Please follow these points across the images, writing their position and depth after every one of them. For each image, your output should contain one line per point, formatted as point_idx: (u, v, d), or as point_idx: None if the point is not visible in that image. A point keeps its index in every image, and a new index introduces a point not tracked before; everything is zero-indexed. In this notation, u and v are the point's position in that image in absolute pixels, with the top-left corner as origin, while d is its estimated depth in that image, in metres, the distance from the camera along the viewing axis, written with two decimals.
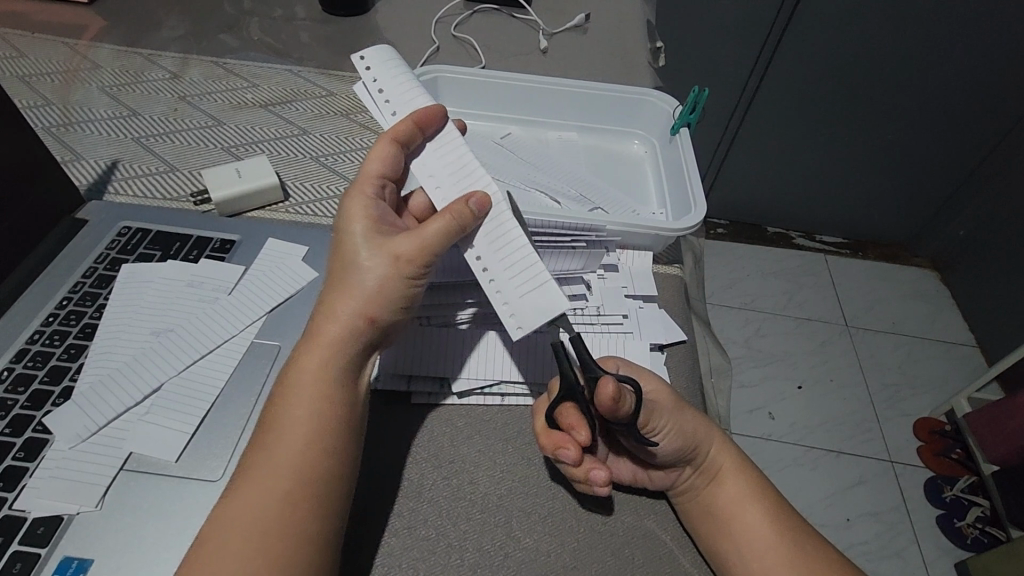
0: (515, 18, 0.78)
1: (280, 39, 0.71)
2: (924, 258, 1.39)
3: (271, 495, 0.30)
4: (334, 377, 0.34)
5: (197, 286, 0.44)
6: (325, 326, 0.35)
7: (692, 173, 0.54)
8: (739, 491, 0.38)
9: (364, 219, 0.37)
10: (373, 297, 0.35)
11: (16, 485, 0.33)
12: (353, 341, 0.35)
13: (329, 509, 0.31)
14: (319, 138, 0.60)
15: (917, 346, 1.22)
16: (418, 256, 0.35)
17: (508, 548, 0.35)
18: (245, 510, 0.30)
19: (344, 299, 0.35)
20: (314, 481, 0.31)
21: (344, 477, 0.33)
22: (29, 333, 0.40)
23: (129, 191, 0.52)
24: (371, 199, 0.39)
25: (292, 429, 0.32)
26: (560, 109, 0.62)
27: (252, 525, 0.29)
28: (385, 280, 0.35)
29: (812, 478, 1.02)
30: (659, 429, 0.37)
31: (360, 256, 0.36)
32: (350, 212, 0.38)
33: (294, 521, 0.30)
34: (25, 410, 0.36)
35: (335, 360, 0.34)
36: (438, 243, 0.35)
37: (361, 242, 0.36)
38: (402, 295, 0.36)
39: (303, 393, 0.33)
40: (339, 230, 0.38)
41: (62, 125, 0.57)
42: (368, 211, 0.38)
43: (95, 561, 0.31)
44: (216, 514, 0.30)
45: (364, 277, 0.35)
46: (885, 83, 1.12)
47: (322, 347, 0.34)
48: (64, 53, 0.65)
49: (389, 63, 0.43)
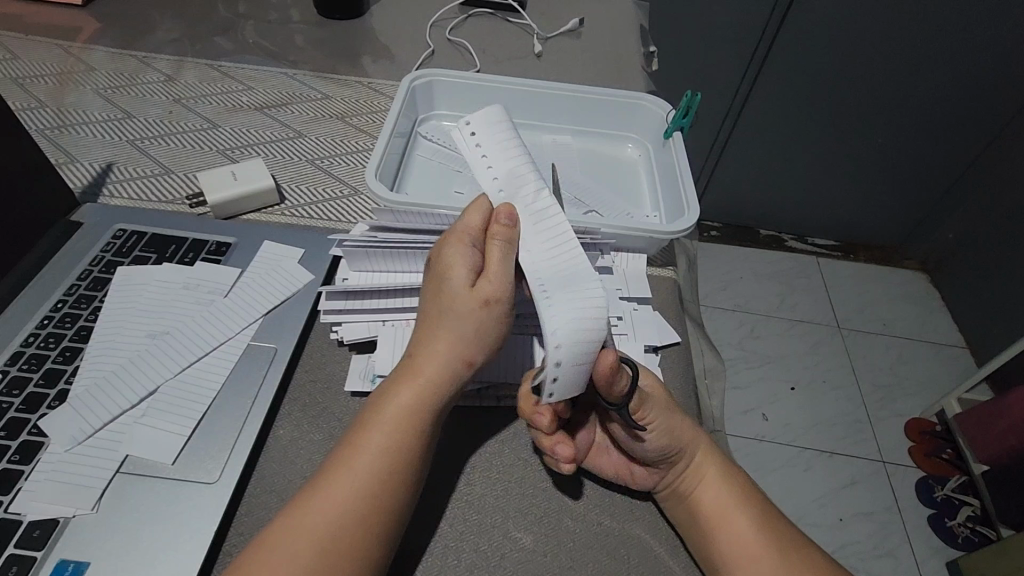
0: (510, 23, 0.79)
1: (274, 42, 0.71)
2: (914, 260, 1.40)
3: (342, 518, 0.31)
4: (426, 412, 0.34)
5: (194, 288, 0.44)
6: (424, 365, 0.35)
7: (686, 175, 0.54)
8: (723, 496, 0.38)
9: (459, 271, 0.35)
10: (471, 341, 0.35)
11: (12, 488, 0.33)
12: (451, 385, 0.35)
13: (392, 534, 0.32)
14: (315, 141, 0.60)
15: (908, 346, 1.24)
16: (504, 290, 0.35)
17: (505, 550, 0.36)
18: (315, 532, 0.30)
19: (446, 343, 0.35)
20: (385, 507, 0.32)
21: (409, 500, 0.33)
22: (23, 336, 0.40)
23: (124, 193, 0.52)
24: (467, 245, 0.36)
25: (372, 453, 0.33)
26: (555, 113, 0.62)
27: (321, 544, 0.30)
28: (488, 326, 0.35)
29: (805, 478, 1.03)
30: (651, 421, 0.37)
31: (456, 306, 0.35)
32: (448, 261, 0.36)
33: (368, 546, 0.31)
34: (20, 413, 0.36)
35: (433, 395, 0.34)
36: (509, 265, 0.35)
37: (456, 295, 0.35)
38: (496, 337, 0.36)
39: (386, 415, 0.34)
40: (437, 281, 0.36)
41: (56, 127, 0.57)
42: (462, 263, 0.35)
43: (91, 564, 0.31)
44: (282, 528, 0.31)
45: (461, 328, 0.35)
46: (873, 89, 1.13)
47: (421, 390, 0.34)
48: (58, 55, 0.65)
49: (505, 138, 0.41)
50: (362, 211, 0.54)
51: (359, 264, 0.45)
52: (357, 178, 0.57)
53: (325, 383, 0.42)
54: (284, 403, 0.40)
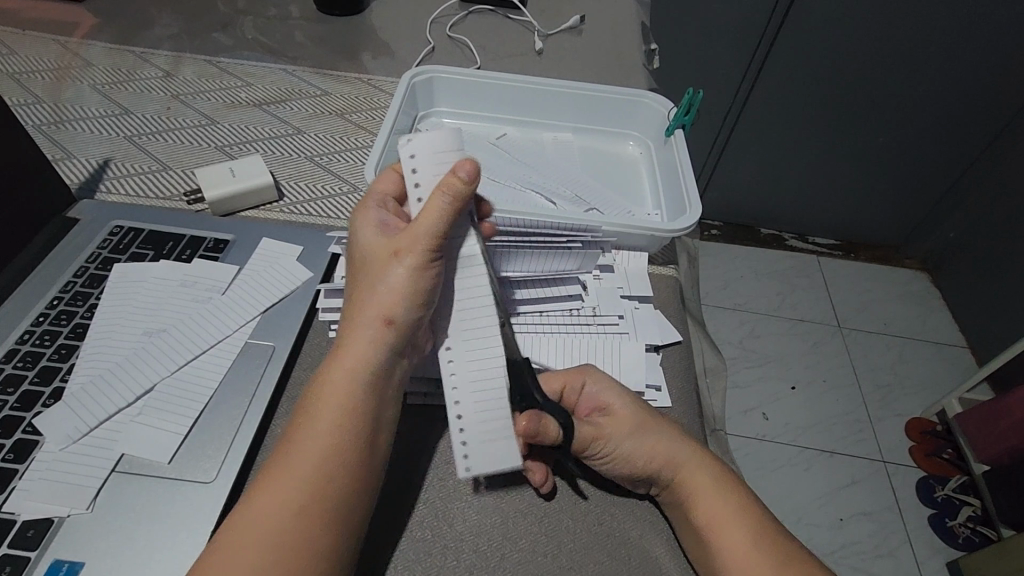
0: (510, 19, 0.78)
1: (274, 38, 0.70)
2: (914, 259, 1.40)
3: (279, 510, 0.30)
4: (358, 386, 0.33)
5: (191, 286, 0.43)
6: (350, 340, 0.34)
7: (687, 172, 0.54)
8: (728, 506, 0.37)
9: (370, 229, 0.37)
10: (387, 296, 0.34)
11: (5, 487, 0.32)
12: (375, 347, 0.33)
13: (339, 528, 0.31)
14: (314, 138, 0.59)
15: (909, 346, 1.24)
16: (423, 243, 0.34)
17: (505, 551, 0.35)
18: (253, 525, 0.30)
19: (362, 307, 0.34)
20: (330, 504, 0.31)
21: (356, 492, 0.32)
22: (18, 334, 0.39)
23: (121, 190, 0.51)
24: (374, 208, 0.38)
25: (311, 445, 0.32)
26: (555, 110, 0.62)
27: (259, 536, 0.29)
28: (399, 277, 0.34)
29: (805, 478, 1.03)
30: (612, 446, 0.38)
31: (371, 263, 0.35)
32: (357, 226, 0.38)
33: (308, 540, 0.30)
34: (14, 411, 0.35)
35: (359, 371, 0.33)
36: (433, 221, 0.34)
37: (372, 251, 0.36)
38: (416, 291, 0.34)
39: (328, 405, 0.33)
40: (357, 245, 0.37)
41: (53, 123, 0.57)
42: (375, 221, 0.37)
43: (86, 564, 0.31)
44: (231, 522, 0.30)
45: (375, 282, 0.34)
46: (875, 88, 1.13)
47: (349, 359, 0.33)
48: (55, 51, 0.64)
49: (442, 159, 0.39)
50: None
51: None
52: (357, 175, 0.56)
53: None
54: (282, 401, 0.40)
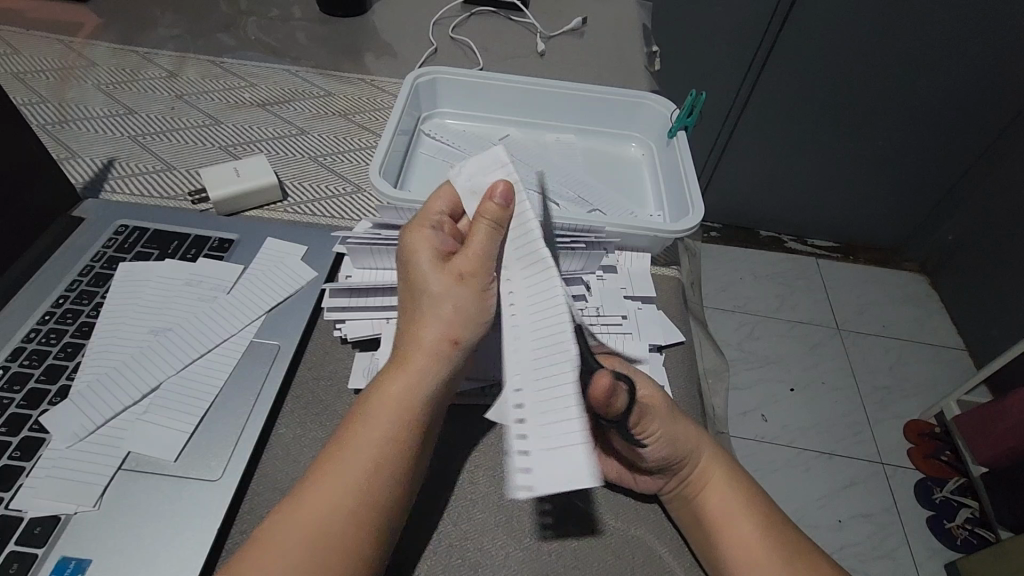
0: (513, 21, 0.79)
1: (277, 39, 0.70)
2: (913, 262, 1.41)
3: (327, 515, 0.30)
4: (421, 397, 0.34)
5: (197, 285, 0.44)
6: (410, 355, 0.34)
7: (690, 175, 0.54)
8: (730, 503, 0.37)
9: (426, 249, 0.37)
10: (451, 318, 0.34)
11: (12, 484, 0.32)
12: (441, 367, 0.34)
13: (383, 534, 0.32)
14: (318, 138, 0.59)
15: (908, 348, 1.24)
16: (481, 266, 0.34)
17: (509, 550, 0.35)
18: (300, 531, 0.30)
19: (425, 326, 0.35)
20: (372, 511, 0.31)
21: (399, 500, 0.33)
22: (25, 332, 0.39)
23: (126, 189, 0.51)
24: (429, 228, 0.38)
25: (355, 454, 0.32)
26: (559, 111, 0.62)
27: (304, 542, 0.30)
28: (461, 299, 0.34)
29: (805, 479, 1.03)
30: (652, 432, 0.36)
31: (430, 282, 0.35)
32: (411, 245, 0.37)
33: (354, 546, 0.30)
34: (21, 409, 0.36)
35: (419, 386, 0.34)
36: (484, 243, 0.34)
37: (428, 270, 0.36)
38: (480, 313, 0.35)
39: (381, 413, 0.33)
40: (408, 264, 0.37)
41: (57, 122, 0.57)
42: (432, 242, 0.37)
43: (92, 561, 0.31)
44: (268, 527, 0.31)
45: (438, 302, 0.35)
46: (873, 92, 1.14)
47: (408, 373, 0.34)
48: (59, 50, 0.64)
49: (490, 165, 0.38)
50: (365, 209, 0.53)
51: (362, 262, 0.45)
52: (361, 175, 0.56)
53: (328, 380, 0.41)
54: (287, 400, 0.40)
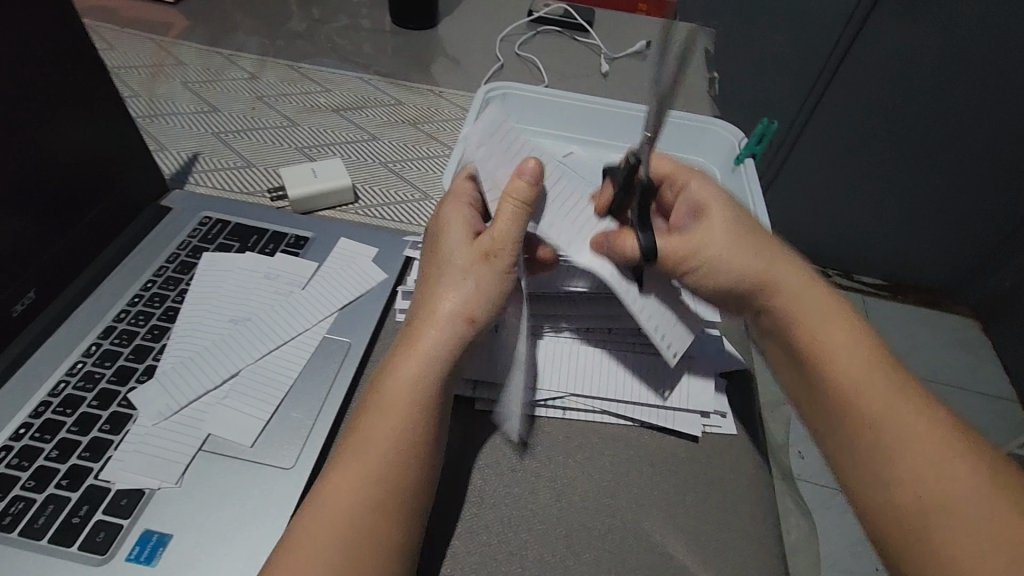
0: (577, 41, 0.80)
1: (349, 48, 0.73)
2: (965, 306, 1.36)
3: (357, 508, 0.31)
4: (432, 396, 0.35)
5: (275, 279, 0.45)
6: (423, 330, 0.36)
7: (757, 204, 0.54)
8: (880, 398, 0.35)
9: (460, 230, 0.39)
10: (472, 296, 0.36)
11: (102, 456, 0.34)
12: (453, 339, 0.36)
13: (410, 530, 0.32)
14: (388, 144, 0.61)
15: (956, 395, 1.20)
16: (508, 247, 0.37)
17: (568, 561, 0.35)
18: (328, 525, 0.31)
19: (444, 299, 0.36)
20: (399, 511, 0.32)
21: (424, 497, 0.33)
22: (115, 312, 0.41)
23: (209, 183, 0.54)
24: (461, 207, 0.41)
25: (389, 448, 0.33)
26: (623, 132, 0.63)
27: (335, 542, 0.30)
28: (479, 282, 0.36)
29: (841, 522, 1.00)
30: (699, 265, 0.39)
31: (458, 258, 0.38)
32: (446, 220, 0.40)
33: (381, 543, 0.31)
34: (111, 384, 0.37)
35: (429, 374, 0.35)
36: (514, 228, 0.36)
37: (457, 247, 0.38)
38: (496, 292, 0.37)
39: (403, 403, 0.34)
40: (439, 236, 0.40)
41: (147, 116, 0.60)
42: (466, 222, 0.40)
43: (173, 537, 0.32)
44: (303, 523, 0.31)
45: (460, 278, 0.37)
46: (934, 129, 1.11)
47: (423, 355, 0.35)
48: (150, 48, 0.68)
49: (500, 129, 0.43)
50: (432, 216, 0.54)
51: None
52: (428, 183, 0.58)
53: None
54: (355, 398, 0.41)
